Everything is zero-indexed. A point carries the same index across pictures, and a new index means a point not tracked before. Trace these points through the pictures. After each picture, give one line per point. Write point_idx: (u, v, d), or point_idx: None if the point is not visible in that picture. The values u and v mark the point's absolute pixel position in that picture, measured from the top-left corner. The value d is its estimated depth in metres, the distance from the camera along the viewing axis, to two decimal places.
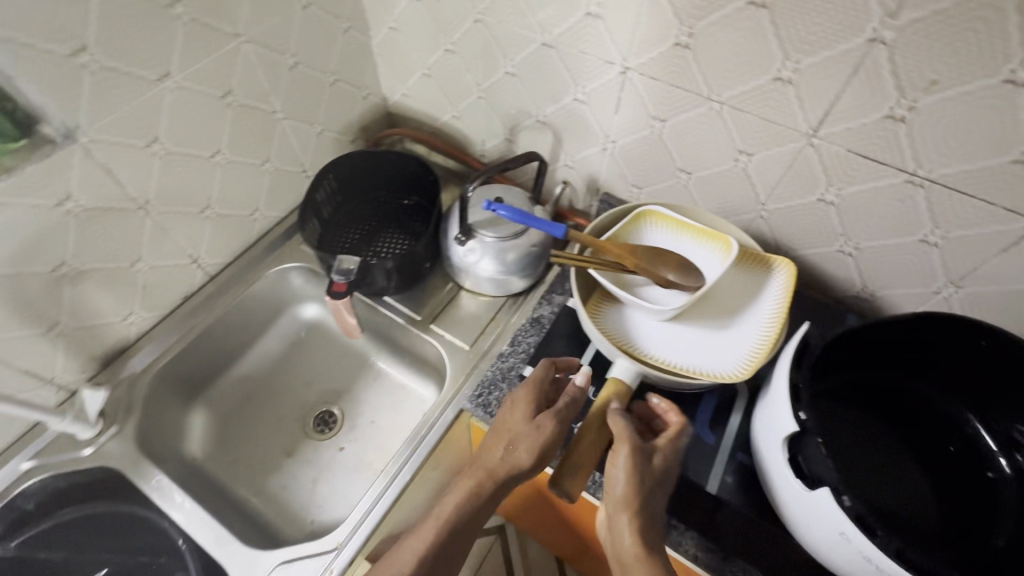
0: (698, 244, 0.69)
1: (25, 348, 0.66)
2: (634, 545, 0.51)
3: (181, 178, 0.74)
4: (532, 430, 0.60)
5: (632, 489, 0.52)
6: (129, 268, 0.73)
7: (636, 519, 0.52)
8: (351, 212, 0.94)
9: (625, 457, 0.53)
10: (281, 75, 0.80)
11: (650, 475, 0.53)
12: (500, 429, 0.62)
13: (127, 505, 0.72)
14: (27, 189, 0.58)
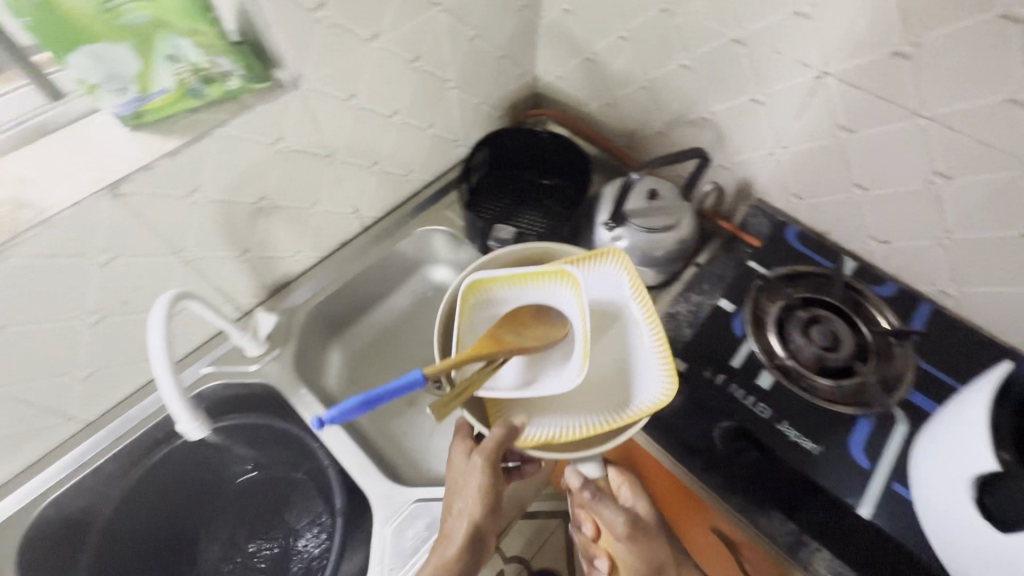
0: (550, 286, 0.65)
1: (221, 267, 0.74)
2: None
3: (364, 133, 0.79)
4: (483, 500, 0.58)
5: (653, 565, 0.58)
6: (308, 210, 0.80)
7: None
8: (495, 185, 0.99)
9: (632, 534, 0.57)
10: (461, 46, 0.84)
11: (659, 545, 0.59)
12: (449, 508, 0.60)
13: (285, 423, 0.79)
14: (255, 127, 0.64)
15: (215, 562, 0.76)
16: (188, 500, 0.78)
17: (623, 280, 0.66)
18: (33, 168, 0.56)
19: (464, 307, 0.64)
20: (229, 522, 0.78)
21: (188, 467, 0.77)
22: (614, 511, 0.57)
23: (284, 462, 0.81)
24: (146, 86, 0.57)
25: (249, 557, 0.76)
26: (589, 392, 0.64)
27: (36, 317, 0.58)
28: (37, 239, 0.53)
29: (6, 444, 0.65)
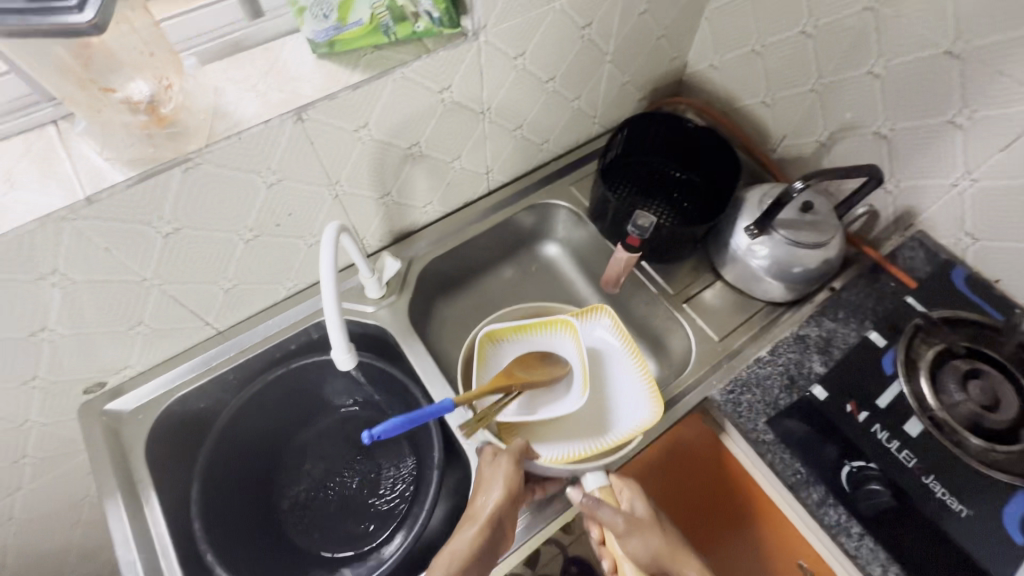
0: (537, 333, 0.79)
1: (362, 206, 0.74)
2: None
3: (518, 95, 0.77)
4: (511, 481, 0.62)
5: (679, 549, 0.58)
6: (449, 164, 0.79)
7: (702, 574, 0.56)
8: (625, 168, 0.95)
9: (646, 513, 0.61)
10: (629, 20, 0.80)
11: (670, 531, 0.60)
12: (475, 498, 0.61)
13: (392, 368, 0.79)
14: (431, 72, 0.64)
15: (310, 480, 0.78)
16: (289, 423, 0.81)
17: (606, 328, 0.80)
18: (228, 80, 0.57)
19: (478, 352, 0.77)
20: (328, 446, 0.81)
21: (296, 392, 0.80)
22: (613, 512, 0.59)
23: (383, 404, 0.82)
24: (345, 16, 0.57)
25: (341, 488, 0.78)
26: (601, 414, 0.75)
27: (205, 224, 0.60)
28: (226, 150, 0.55)
29: (152, 338, 0.69)
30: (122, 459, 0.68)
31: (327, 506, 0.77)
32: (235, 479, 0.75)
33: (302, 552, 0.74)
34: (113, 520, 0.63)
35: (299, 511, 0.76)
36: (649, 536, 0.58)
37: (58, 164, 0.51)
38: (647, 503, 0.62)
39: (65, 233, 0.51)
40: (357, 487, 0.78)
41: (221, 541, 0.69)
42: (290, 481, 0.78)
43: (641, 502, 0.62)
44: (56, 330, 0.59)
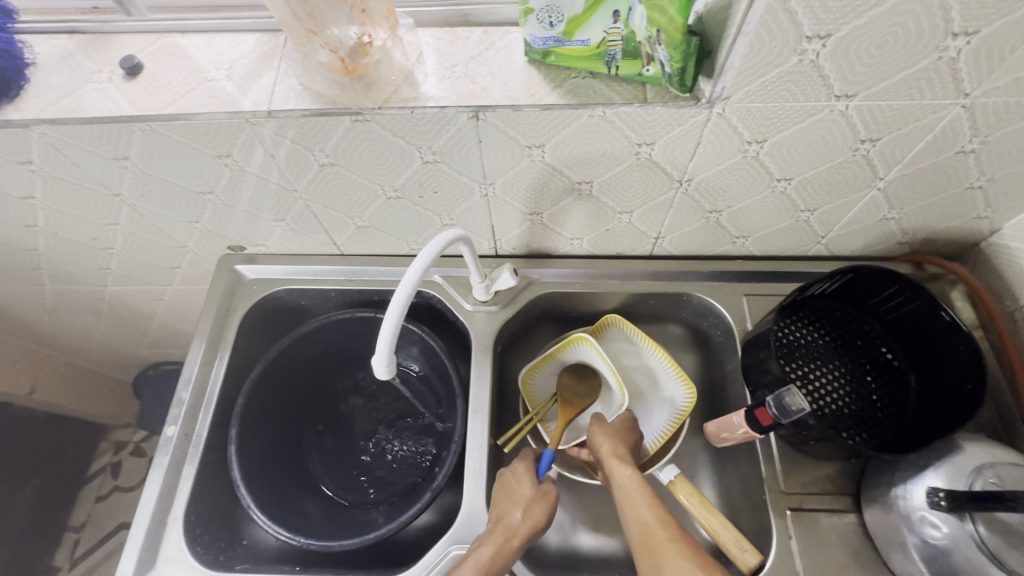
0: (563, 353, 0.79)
1: (510, 213, 0.70)
2: (630, 475, 0.62)
3: (733, 180, 0.63)
4: (539, 494, 0.63)
5: (619, 439, 0.68)
6: (617, 214, 0.70)
7: (618, 453, 0.66)
8: (824, 310, 0.74)
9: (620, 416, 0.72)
10: (936, 156, 0.58)
11: (621, 433, 0.69)
12: (502, 493, 0.64)
13: (456, 371, 0.73)
14: (636, 121, 0.54)
15: (346, 415, 0.83)
16: (354, 358, 0.85)
17: (616, 326, 0.80)
18: (434, 52, 0.55)
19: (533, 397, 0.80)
20: (377, 396, 0.84)
21: (369, 336, 0.82)
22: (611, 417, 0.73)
23: (433, 391, 0.82)
24: (572, 32, 0.50)
25: (364, 444, 0.81)
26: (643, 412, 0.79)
27: (357, 171, 0.61)
28: (394, 119, 0.54)
29: (288, 233, 0.76)
30: (225, 312, 0.78)
31: (345, 451, 0.81)
32: (289, 383, 0.81)
33: (305, 468, 0.80)
34: (192, 359, 0.74)
35: (326, 434, 0.82)
36: (603, 428, 0.70)
37: (266, 71, 0.55)
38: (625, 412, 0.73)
39: (243, 132, 0.56)
40: (375, 447, 0.81)
41: (254, 430, 0.75)
42: (334, 405, 0.84)
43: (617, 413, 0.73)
44: (220, 197, 0.67)
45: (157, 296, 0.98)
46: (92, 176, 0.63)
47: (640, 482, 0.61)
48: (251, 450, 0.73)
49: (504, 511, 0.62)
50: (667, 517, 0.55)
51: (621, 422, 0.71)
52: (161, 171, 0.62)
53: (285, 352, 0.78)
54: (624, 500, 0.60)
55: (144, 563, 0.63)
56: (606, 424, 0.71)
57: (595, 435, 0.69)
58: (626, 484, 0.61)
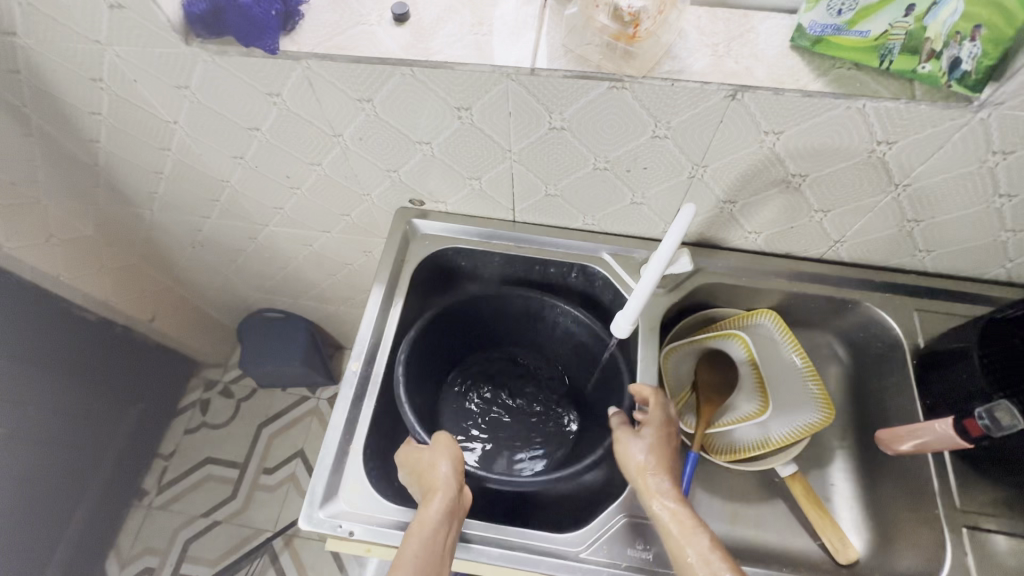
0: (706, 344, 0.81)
1: (704, 198, 0.71)
2: (671, 505, 0.59)
3: (953, 190, 0.63)
4: (442, 455, 0.63)
5: (658, 452, 0.63)
6: (811, 212, 0.70)
7: (657, 472, 0.62)
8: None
9: (654, 417, 0.66)
10: None
11: (658, 442, 0.64)
12: (426, 473, 0.62)
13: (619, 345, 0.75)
14: (893, 118, 0.54)
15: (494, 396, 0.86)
16: (510, 335, 0.88)
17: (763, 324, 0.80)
18: (695, 28, 0.56)
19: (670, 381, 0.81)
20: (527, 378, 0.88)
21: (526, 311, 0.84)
22: (652, 417, 0.66)
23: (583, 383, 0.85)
24: (856, 22, 0.51)
25: (504, 416, 0.85)
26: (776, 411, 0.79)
27: (583, 139, 0.63)
28: (652, 90, 0.55)
29: (473, 193, 0.78)
30: (399, 263, 0.81)
31: (485, 418, 0.84)
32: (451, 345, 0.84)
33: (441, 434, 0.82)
34: (371, 302, 0.77)
35: (466, 403, 0.85)
36: (636, 439, 0.65)
37: (528, 31, 0.57)
38: (657, 407, 0.67)
39: (498, 86, 0.58)
40: (524, 424, 0.84)
41: (419, 381, 0.78)
42: (485, 380, 0.87)
43: (653, 413, 0.66)
44: (432, 150, 0.70)
45: (307, 241, 1.02)
46: (326, 115, 0.66)
47: (677, 516, 0.58)
48: (414, 397, 0.76)
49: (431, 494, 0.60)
50: (711, 557, 0.55)
51: (657, 426, 0.66)
52: (394, 117, 0.65)
53: (451, 315, 0.81)
54: (666, 536, 0.58)
55: (330, 487, 0.66)
56: (643, 434, 0.65)
57: (627, 451, 0.64)
58: (667, 517, 0.59)
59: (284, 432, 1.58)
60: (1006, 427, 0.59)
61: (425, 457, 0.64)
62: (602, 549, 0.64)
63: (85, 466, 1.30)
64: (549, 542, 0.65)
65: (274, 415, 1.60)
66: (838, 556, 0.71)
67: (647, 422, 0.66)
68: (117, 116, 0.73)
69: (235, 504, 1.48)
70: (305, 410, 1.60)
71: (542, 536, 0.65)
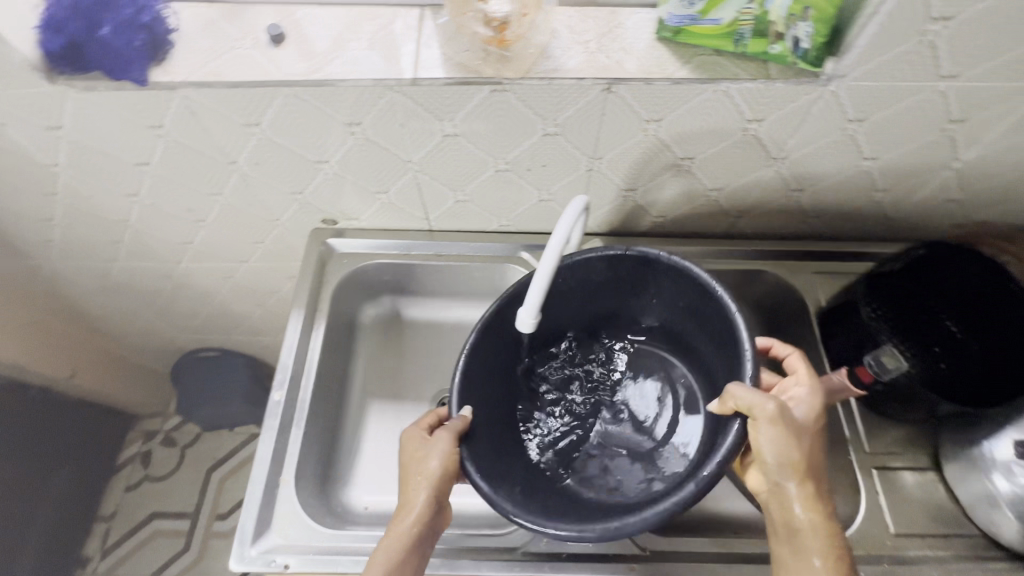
0: None
1: (606, 189, 0.74)
2: (817, 528, 0.55)
3: (824, 158, 0.68)
4: (433, 463, 0.59)
5: (813, 451, 0.58)
6: (707, 191, 0.74)
7: (807, 484, 0.56)
8: (906, 291, 0.76)
9: (806, 412, 0.60)
10: (1014, 137, 0.64)
11: (808, 445, 0.57)
12: (411, 481, 0.60)
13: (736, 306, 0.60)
14: (756, 97, 0.58)
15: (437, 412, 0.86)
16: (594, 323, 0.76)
17: None
18: (567, 27, 0.58)
19: None
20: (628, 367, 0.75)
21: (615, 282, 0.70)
22: (807, 406, 0.60)
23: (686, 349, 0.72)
24: (709, 11, 0.54)
25: (607, 414, 0.73)
26: None
27: (478, 143, 0.65)
28: (533, 90, 0.57)
29: (385, 206, 0.78)
30: (318, 284, 0.80)
31: (585, 425, 0.72)
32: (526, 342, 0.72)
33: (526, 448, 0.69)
34: (290, 327, 0.76)
35: (560, 406, 0.73)
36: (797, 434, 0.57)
37: (406, 42, 0.58)
38: (812, 401, 0.60)
39: (384, 99, 0.58)
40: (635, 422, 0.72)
41: (486, 391, 0.67)
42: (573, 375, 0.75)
43: (813, 402, 0.60)
44: (333, 168, 0.70)
45: (227, 274, 0.99)
46: (215, 141, 0.65)
47: (825, 542, 0.55)
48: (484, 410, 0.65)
49: (413, 503, 0.58)
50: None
51: (813, 420, 0.59)
52: (287, 139, 0.64)
53: (529, 307, 0.68)
54: (800, 553, 0.55)
55: (262, 522, 0.64)
56: (805, 429, 0.58)
57: (777, 445, 0.55)
58: (807, 523, 0.55)
59: (234, 474, 1.51)
60: (892, 369, 0.68)
61: (417, 462, 0.60)
62: (543, 541, 0.66)
63: (10, 543, 1.20)
64: (495, 542, 0.65)
65: (221, 457, 1.53)
66: None
67: (802, 408, 0.60)
68: None
69: (188, 557, 1.40)
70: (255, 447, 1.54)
71: (483, 539, 0.66)
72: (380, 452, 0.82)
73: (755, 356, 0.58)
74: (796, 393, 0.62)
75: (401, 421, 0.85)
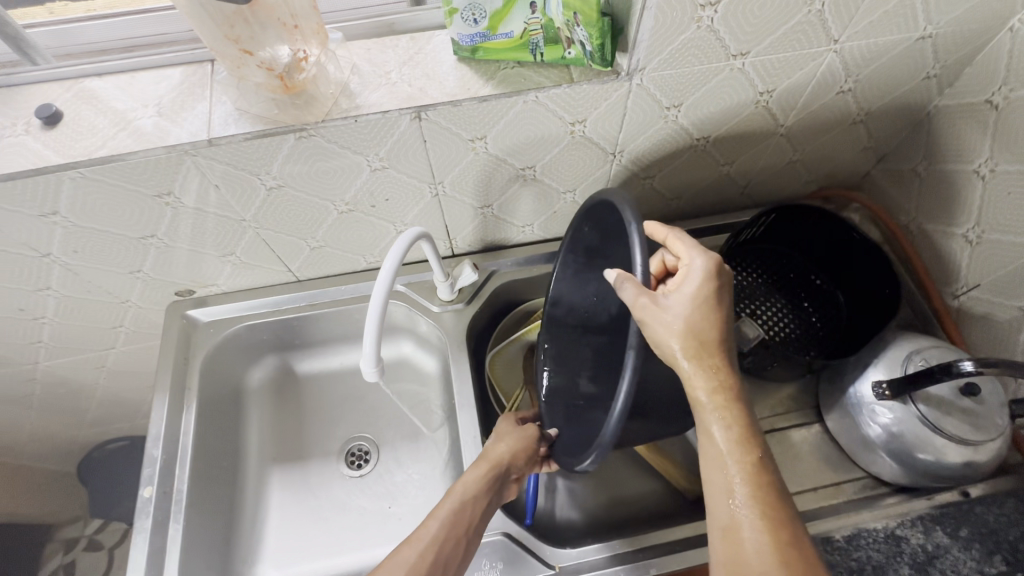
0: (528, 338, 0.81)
1: (462, 209, 0.73)
2: (716, 411, 0.49)
3: (659, 145, 0.69)
4: (517, 434, 0.65)
5: (699, 333, 0.50)
6: (561, 194, 0.74)
7: (700, 364, 0.50)
8: (766, 253, 0.81)
9: (699, 285, 0.52)
10: (822, 98, 0.67)
11: (690, 330, 0.50)
12: (491, 442, 0.66)
13: (630, 206, 0.50)
14: (568, 101, 0.58)
15: (345, 463, 0.82)
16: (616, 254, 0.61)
17: None
18: (366, 61, 0.57)
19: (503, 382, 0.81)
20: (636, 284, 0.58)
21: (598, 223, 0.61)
22: (690, 280, 0.52)
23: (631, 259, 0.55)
24: (495, 27, 0.54)
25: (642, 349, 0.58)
26: None
27: (307, 190, 0.62)
28: (338, 130, 0.55)
29: (239, 267, 0.74)
30: (184, 361, 0.75)
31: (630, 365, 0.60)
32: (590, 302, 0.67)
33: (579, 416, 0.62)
34: (155, 414, 0.70)
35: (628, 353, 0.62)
36: (674, 320, 0.50)
37: (198, 102, 0.55)
38: (699, 273, 0.52)
39: (184, 165, 0.55)
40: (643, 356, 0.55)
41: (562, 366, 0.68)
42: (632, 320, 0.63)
43: (693, 277, 0.52)
44: (163, 241, 0.65)
45: (98, 363, 0.91)
46: (16, 236, 0.59)
47: (728, 420, 0.49)
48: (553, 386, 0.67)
49: (491, 456, 0.63)
50: (756, 473, 0.48)
51: (693, 297, 0.51)
52: (97, 221, 0.60)
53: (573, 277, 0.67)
54: (706, 434, 0.50)
55: None
56: (681, 312, 0.50)
57: (662, 333, 0.49)
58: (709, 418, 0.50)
59: None
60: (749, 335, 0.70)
61: (501, 435, 0.66)
62: None
63: None
64: None
65: None
66: (688, 492, 0.76)
67: (682, 287, 0.52)
68: None
69: None
70: None
71: None
72: (286, 521, 0.78)
73: (647, 247, 0.47)
74: (683, 273, 0.53)
75: (306, 482, 0.81)
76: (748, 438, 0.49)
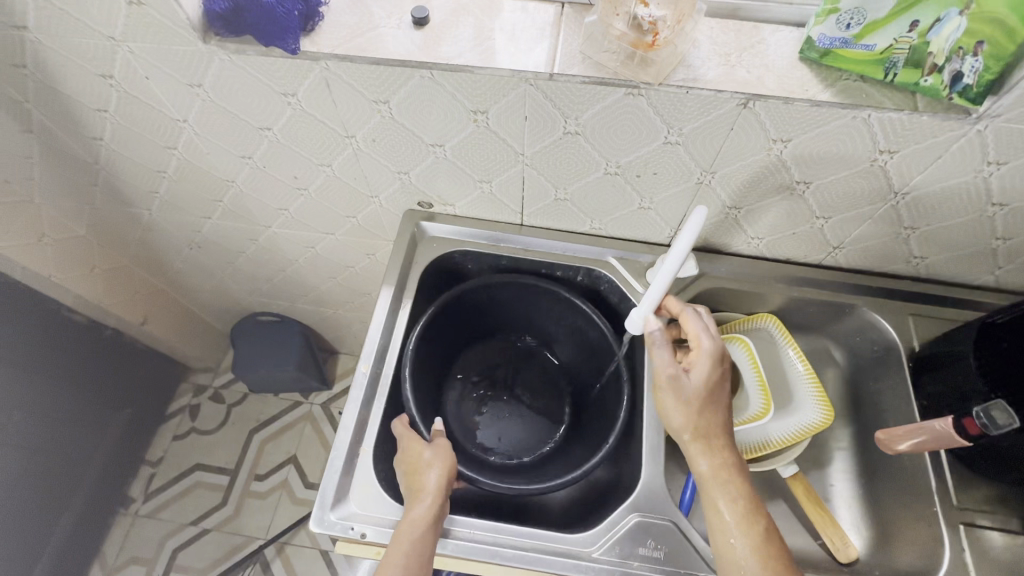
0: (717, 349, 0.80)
1: (711, 204, 0.73)
2: (721, 485, 0.60)
3: (949, 199, 0.66)
4: (432, 455, 0.64)
5: (705, 413, 0.62)
6: (813, 218, 0.73)
7: (709, 445, 0.61)
8: None
9: (702, 368, 0.64)
10: None
11: (698, 410, 0.62)
12: (416, 471, 0.64)
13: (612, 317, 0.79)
14: (897, 128, 0.57)
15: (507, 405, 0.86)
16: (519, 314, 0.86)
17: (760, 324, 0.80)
18: (709, 38, 0.58)
19: None
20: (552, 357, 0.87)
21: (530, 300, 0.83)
22: (699, 365, 0.64)
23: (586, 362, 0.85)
24: (862, 36, 0.53)
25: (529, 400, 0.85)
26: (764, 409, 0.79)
27: (596, 143, 0.65)
28: (668, 96, 0.57)
29: (483, 196, 0.79)
30: (409, 265, 0.82)
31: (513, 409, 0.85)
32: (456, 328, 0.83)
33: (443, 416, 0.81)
34: (380, 303, 0.77)
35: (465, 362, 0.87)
36: (681, 401, 0.63)
37: (547, 37, 0.59)
38: (707, 360, 0.64)
39: (516, 90, 0.59)
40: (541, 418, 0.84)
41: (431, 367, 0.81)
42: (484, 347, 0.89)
43: (697, 360, 0.64)
44: (445, 152, 0.71)
45: (310, 243, 1.01)
46: (341, 115, 0.66)
47: (733, 495, 0.59)
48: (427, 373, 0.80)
49: (423, 487, 0.62)
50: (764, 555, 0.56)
51: (704, 379, 0.63)
52: (410, 119, 0.66)
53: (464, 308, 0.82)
54: (710, 502, 0.60)
55: (342, 487, 0.66)
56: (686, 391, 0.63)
57: (677, 411, 0.63)
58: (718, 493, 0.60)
59: (277, 437, 1.50)
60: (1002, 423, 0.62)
61: (416, 458, 0.65)
62: (613, 548, 0.65)
63: (74, 473, 1.22)
64: (567, 543, 0.65)
65: (266, 419, 1.53)
66: (838, 556, 0.73)
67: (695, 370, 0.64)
68: (127, 114, 0.72)
69: (225, 511, 1.41)
70: (300, 414, 1.53)
71: (555, 535, 0.65)
72: None
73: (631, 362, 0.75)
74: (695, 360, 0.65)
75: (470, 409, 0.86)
76: (746, 510, 0.58)
